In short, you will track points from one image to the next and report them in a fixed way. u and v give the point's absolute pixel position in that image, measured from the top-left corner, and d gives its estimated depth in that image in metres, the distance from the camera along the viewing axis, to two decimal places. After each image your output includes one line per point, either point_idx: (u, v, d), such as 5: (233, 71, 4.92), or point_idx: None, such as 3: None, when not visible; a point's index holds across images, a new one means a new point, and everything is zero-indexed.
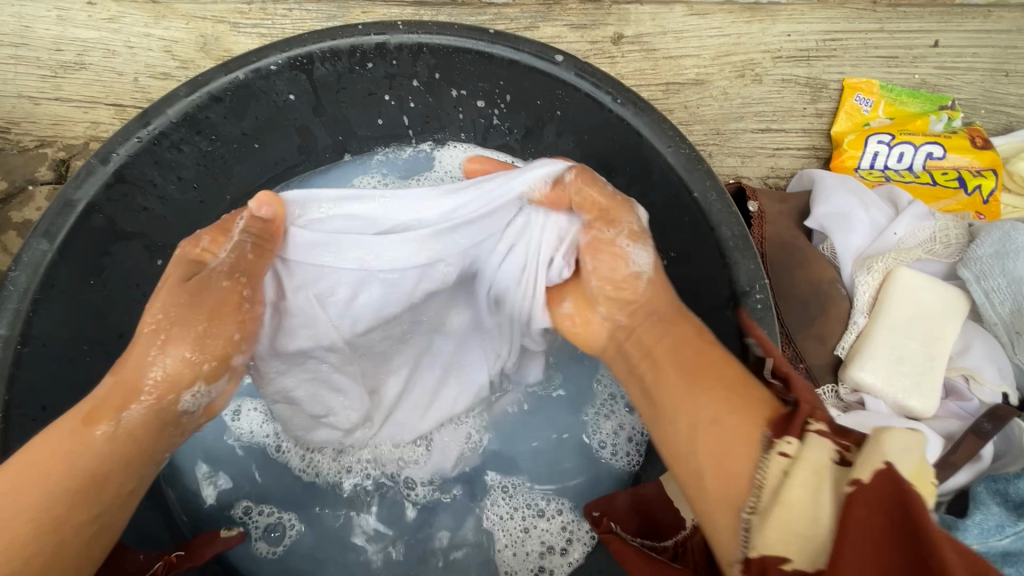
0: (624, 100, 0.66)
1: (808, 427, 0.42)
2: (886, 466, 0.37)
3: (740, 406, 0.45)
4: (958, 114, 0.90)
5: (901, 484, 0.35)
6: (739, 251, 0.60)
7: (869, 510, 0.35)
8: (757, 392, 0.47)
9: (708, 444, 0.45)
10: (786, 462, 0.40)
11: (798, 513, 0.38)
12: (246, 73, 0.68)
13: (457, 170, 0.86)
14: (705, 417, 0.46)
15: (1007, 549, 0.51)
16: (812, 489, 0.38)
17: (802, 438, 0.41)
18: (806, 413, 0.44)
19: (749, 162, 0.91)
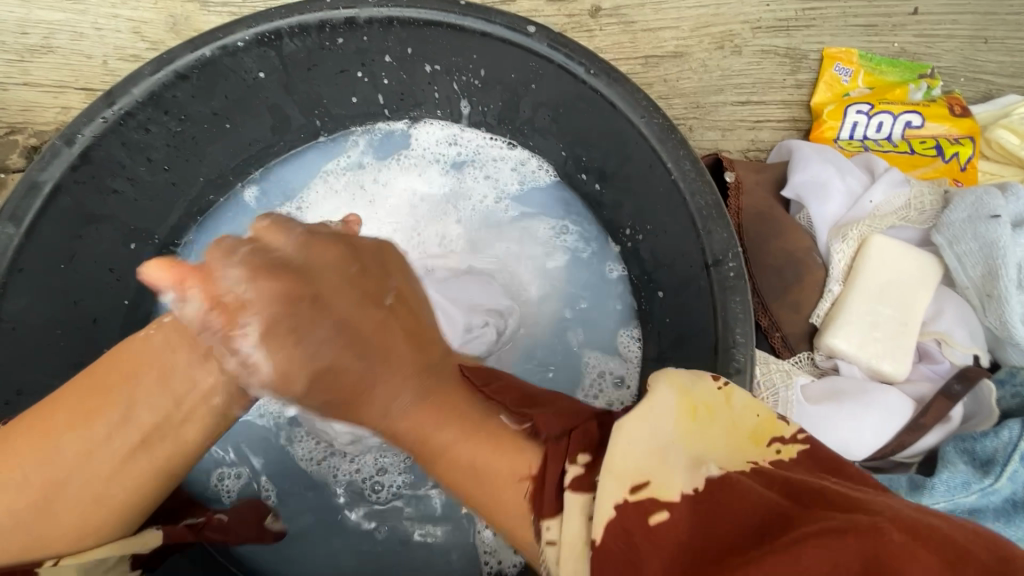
0: (598, 71, 0.66)
1: (566, 484, 0.40)
2: (626, 497, 0.36)
3: (499, 458, 0.44)
4: (937, 82, 0.89)
5: (646, 516, 0.36)
6: (712, 221, 0.60)
7: (619, 536, 0.35)
8: (515, 442, 0.44)
9: (464, 468, 0.44)
10: (556, 549, 0.39)
11: (576, 539, 0.38)
12: (211, 50, 0.66)
13: (434, 147, 0.86)
14: (464, 472, 0.44)
15: (973, 506, 0.55)
16: (582, 562, 0.37)
17: (558, 515, 0.39)
18: (556, 456, 0.41)
19: (729, 136, 0.90)
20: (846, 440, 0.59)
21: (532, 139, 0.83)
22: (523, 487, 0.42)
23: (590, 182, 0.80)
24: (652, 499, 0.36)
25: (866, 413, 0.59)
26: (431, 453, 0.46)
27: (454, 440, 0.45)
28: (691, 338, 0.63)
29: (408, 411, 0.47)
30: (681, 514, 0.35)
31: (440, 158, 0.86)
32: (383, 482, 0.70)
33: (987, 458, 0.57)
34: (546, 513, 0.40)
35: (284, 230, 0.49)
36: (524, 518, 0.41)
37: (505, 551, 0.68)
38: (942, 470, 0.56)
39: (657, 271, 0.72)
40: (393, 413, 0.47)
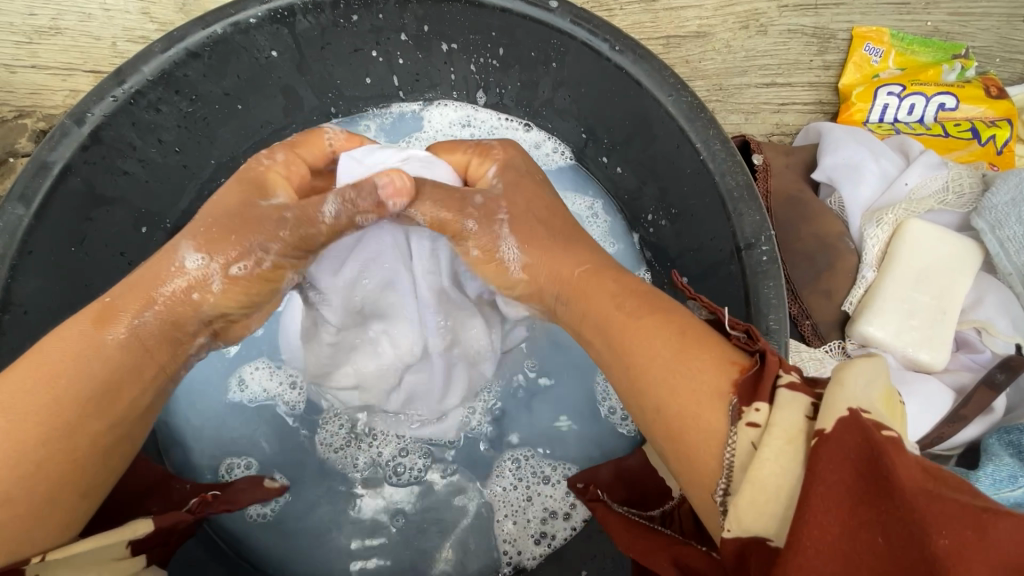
0: (622, 48, 0.63)
1: (781, 383, 0.35)
2: (858, 411, 0.31)
3: (699, 362, 0.38)
4: (972, 62, 0.86)
5: (881, 430, 0.30)
6: (744, 202, 0.57)
7: (840, 461, 0.29)
8: (709, 342, 0.39)
9: (657, 372, 0.39)
10: (758, 433, 0.34)
11: (770, 484, 0.31)
12: (224, 27, 0.64)
13: (448, 129, 0.83)
14: (662, 363, 0.39)
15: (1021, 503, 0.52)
16: (787, 461, 0.31)
17: (772, 403, 0.34)
18: (776, 362, 0.36)
19: (753, 119, 0.87)
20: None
21: (551, 121, 0.80)
22: (729, 401, 0.36)
23: (611, 165, 0.77)
24: (883, 434, 0.30)
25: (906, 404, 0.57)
26: (641, 376, 0.40)
27: (636, 330, 0.42)
28: None
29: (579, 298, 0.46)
30: (912, 463, 0.29)
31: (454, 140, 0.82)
32: (405, 463, 0.70)
33: None
34: (757, 398, 0.35)
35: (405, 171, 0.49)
36: (722, 421, 0.35)
37: (525, 542, 0.67)
38: (986, 463, 0.54)
39: (681, 257, 0.69)
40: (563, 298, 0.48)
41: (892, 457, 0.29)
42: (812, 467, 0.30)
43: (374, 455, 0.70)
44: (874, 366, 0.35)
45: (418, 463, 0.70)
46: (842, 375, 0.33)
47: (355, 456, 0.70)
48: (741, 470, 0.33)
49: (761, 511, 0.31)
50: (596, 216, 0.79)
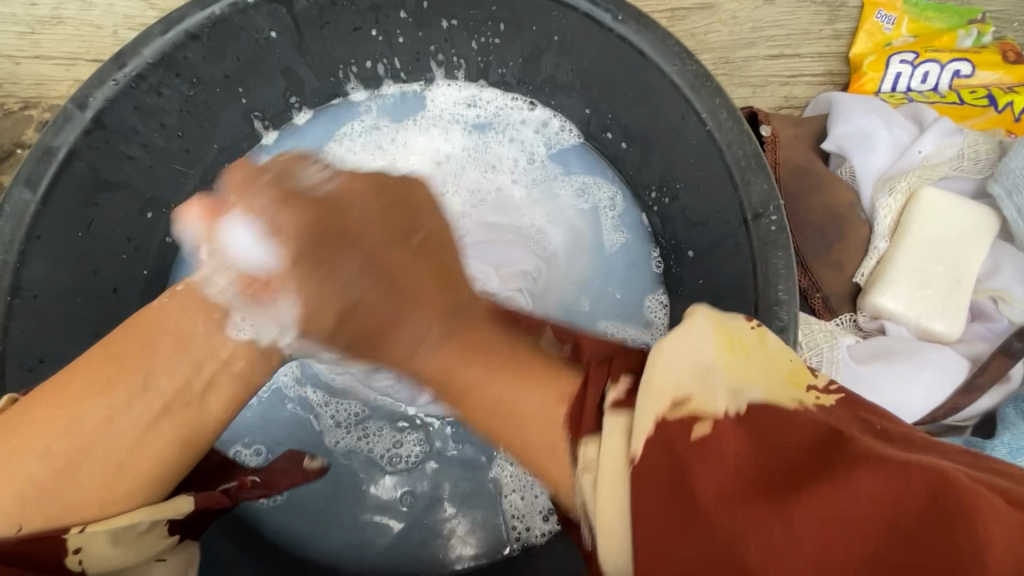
0: (625, 17, 0.62)
1: (606, 404, 0.37)
2: (667, 416, 0.34)
3: (535, 393, 0.41)
4: (989, 27, 0.83)
5: (690, 431, 0.33)
6: (751, 172, 0.56)
7: (654, 484, 0.32)
8: (542, 375, 0.42)
9: (486, 406, 0.42)
10: (593, 474, 0.35)
11: (612, 525, 0.33)
12: (222, 7, 0.64)
13: (453, 109, 0.83)
14: (491, 415, 0.42)
15: None
16: (619, 496, 0.33)
17: (599, 430, 0.36)
18: (602, 373, 0.39)
19: (761, 92, 0.86)
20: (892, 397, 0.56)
21: (554, 98, 0.79)
22: (562, 442, 0.38)
23: (616, 141, 0.76)
24: (688, 441, 0.32)
25: (918, 374, 0.56)
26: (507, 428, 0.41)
27: (468, 372, 0.44)
28: (728, 297, 0.60)
29: (432, 353, 0.47)
30: (732, 439, 0.32)
31: (460, 121, 0.82)
32: (401, 452, 0.70)
33: None
34: (584, 432, 0.37)
35: (252, 197, 0.51)
36: (565, 466, 0.38)
37: (533, 518, 0.67)
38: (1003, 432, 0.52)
39: (686, 232, 0.69)
40: (425, 349, 0.47)
41: (690, 468, 0.31)
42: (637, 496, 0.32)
43: (375, 445, 0.70)
44: (686, 337, 0.37)
45: (417, 446, 0.70)
46: (665, 341, 0.38)
47: (360, 441, 0.70)
48: (591, 508, 0.35)
49: (614, 545, 0.33)
50: (615, 207, 0.78)
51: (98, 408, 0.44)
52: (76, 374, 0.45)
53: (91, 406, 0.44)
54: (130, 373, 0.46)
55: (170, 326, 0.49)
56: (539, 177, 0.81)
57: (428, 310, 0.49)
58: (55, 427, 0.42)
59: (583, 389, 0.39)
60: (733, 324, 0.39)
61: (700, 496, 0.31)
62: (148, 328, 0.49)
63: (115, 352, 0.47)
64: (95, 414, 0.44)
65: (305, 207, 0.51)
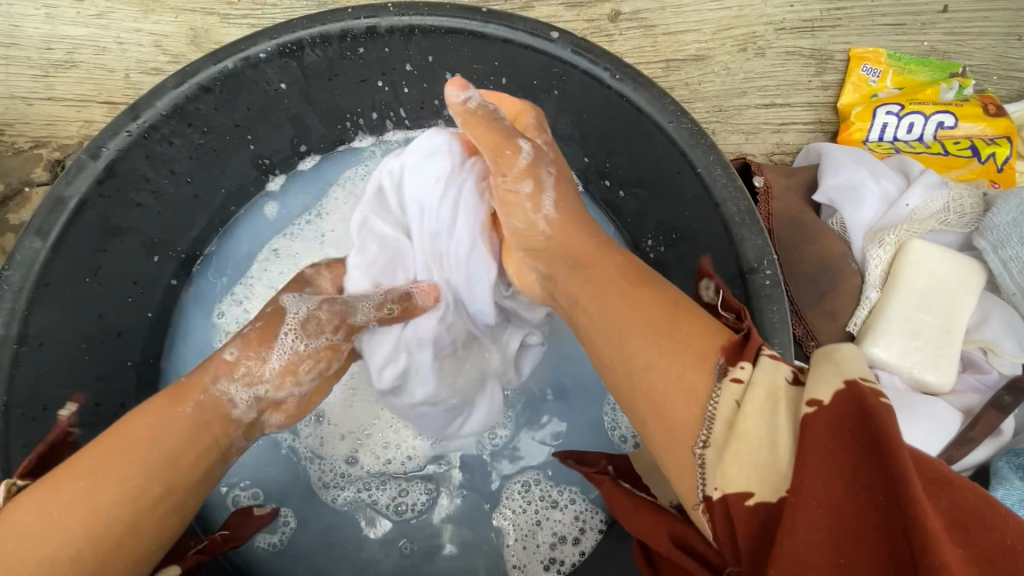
0: (623, 76, 0.64)
1: (765, 350, 0.36)
2: (855, 379, 0.32)
3: (679, 325, 0.39)
4: (969, 81, 0.86)
5: (878, 395, 0.31)
6: (746, 227, 0.58)
7: (828, 428, 0.30)
8: (695, 320, 0.39)
9: (652, 355, 0.38)
10: (741, 388, 0.34)
11: (755, 438, 0.32)
12: (234, 62, 0.66)
13: None
14: (647, 327, 0.40)
15: None
16: (766, 415, 0.32)
17: (756, 362, 0.35)
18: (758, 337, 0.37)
19: (754, 139, 0.89)
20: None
21: None
22: (714, 360, 0.36)
23: (613, 188, 0.78)
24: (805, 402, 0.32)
25: (914, 428, 0.57)
26: (634, 363, 0.39)
27: (655, 339, 0.39)
28: None
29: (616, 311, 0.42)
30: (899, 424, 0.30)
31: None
32: (405, 500, 0.70)
33: None
34: (742, 357, 0.35)
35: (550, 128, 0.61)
36: (709, 376, 0.35)
37: (534, 567, 0.66)
38: (997, 486, 0.53)
39: (683, 278, 0.70)
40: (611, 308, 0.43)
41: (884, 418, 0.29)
42: (806, 432, 0.30)
43: (377, 493, 0.70)
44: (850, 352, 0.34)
45: (422, 492, 0.70)
46: (824, 351, 0.35)
47: (360, 488, 0.70)
48: (725, 423, 0.33)
49: (741, 461, 0.31)
50: None
51: (114, 499, 0.45)
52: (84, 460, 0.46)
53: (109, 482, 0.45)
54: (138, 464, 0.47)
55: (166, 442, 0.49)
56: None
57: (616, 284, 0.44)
58: (58, 501, 0.44)
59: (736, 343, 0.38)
60: None
61: (887, 436, 0.29)
62: (148, 418, 0.50)
63: (130, 431, 0.49)
64: (120, 489, 0.46)
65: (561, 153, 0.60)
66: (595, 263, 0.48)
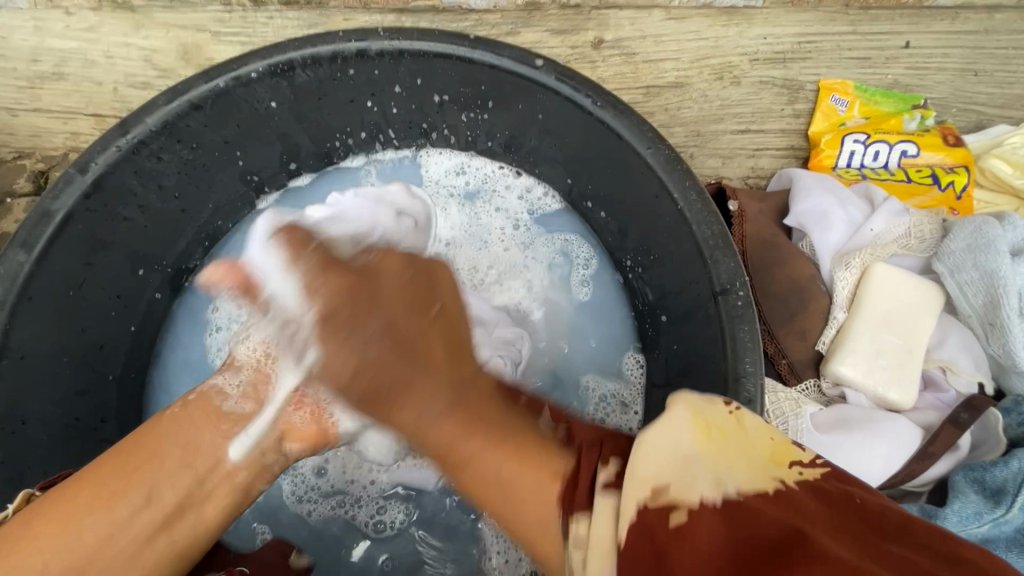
0: (604, 103, 0.67)
1: (597, 485, 0.41)
2: (647, 500, 0.37)
3: (524, 470, 0.44)
4: (930, 112, 0.91)
5: (668, 521, 0.35)
6: (719, 250, 0.61)
7: (632, 555, 0.35)
8: (542, 448, 0.45)
9: (490, 476, 0.45)
10: (583, 551, 0.39)
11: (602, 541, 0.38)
12: (225, 81, 0.67)
13: (446, 177, 0.87)
14: (495, 486, 0.45)
15: (986, 536, 0.54)
16: (605, 567, 0.37)
17: (590, 511, 0.40)
18: (592, 459, 0.43)
19: (730, 163, 0.93)
20: (852, 464, 0.59)
21: (537, 167, 0.84)
22: (556, 522, 0.41)
23: (595, 210, 0.80)
24: (667, 529, 0.35)
25: (875, 442, 0.59)
26: (493, 500, 0.45)
27: (496, 473, 0.45)
28: (700, 365, 0.64)
29: (440, 419, 0.49)
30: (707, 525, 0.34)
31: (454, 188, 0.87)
32: (385, 518, 0.71)
33: (998, 489, 0.55)
34: (577, 510, 0.41)
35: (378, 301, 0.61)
36: (555, 538, 0.41)
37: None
38: (954, 500, 0.55)
39: (660, 295, 0.73)
40: (426, 419, 0.50)
41: (675, 549, 0.34)
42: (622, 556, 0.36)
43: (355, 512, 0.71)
44: (671, 427, 0.41)
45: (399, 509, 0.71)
46: (648, 437, 0.41)
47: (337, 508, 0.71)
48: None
49: None
50: (588, 266, 0.83)
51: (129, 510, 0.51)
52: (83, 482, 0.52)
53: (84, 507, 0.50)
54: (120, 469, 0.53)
55: (168, 445, 0.56)
56: (526, 239, 0.85)
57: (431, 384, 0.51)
58: (85, 518, 0.49)
59: (576, 466, 0.43)
60: (714, 419, 0.41)
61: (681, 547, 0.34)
62: (152, 443, 0.55)
63: (136, 451, 0.54)
64: (95, 530, 0.49)
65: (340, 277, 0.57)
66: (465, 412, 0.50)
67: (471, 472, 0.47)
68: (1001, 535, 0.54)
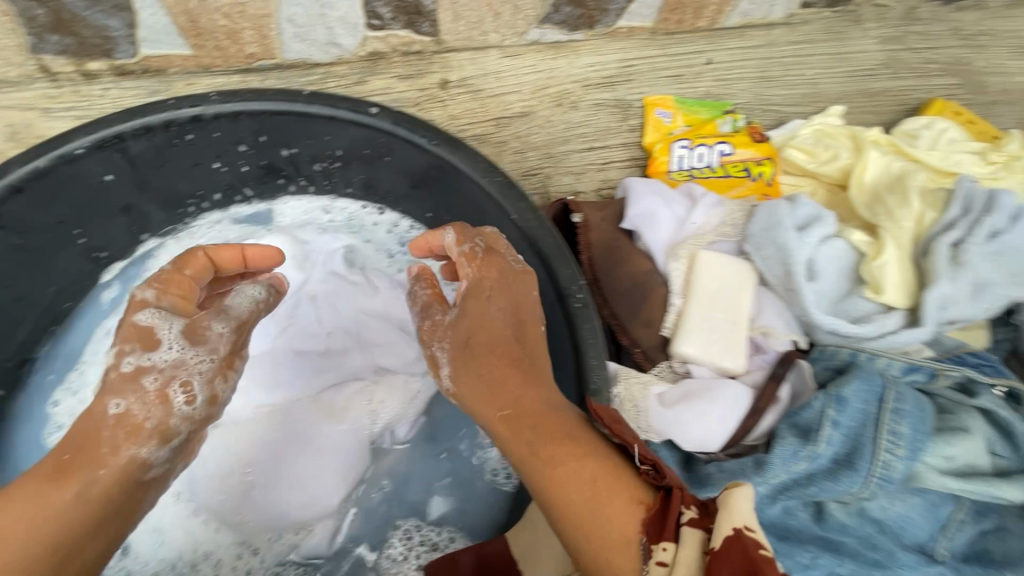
0: (440, 141, 0.72)
1: (683, 521, 0.48)
2: (741, 529, 0.46)
3: (615, 493, 0.51)
4: (739, 115, 1.06)
5: (758, 545, 0.44)
6: (556, 259, 0.67)
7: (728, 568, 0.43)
8: (620, 476, 0.52)
9: (577, 488, 0.51)
10: (666, 569, 0.47)
11: None
12: (46, 161, 0.65)
13: (306, 215, 0.88)
14: (583, 496, 0.51)
15: (806, 471, 0.63)
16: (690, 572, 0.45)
17: (677, 542, 0.47)
18: (677, 500, 0.50)
19: (582, 179, 1.04)
20: (696, 434, 0.67)
21: (399, 204, 0.87)
22: (636, 541, 0.49)
23: None
24: (757, 550, 0.44)
25: (711, 407, 0.67)
26: (573, 515, 0.51)
27: (562, 466, 0.53)
28: (559, 368, 0.68)
29: (559, 465, 0.53)
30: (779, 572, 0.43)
31: (314, 224, 0.88)
32: None
33: (808, 427, 0.64)
34: (664, 538, 0.48)
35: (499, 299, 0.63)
36: (637, 562, 0.48)
37: None
38: (775, 445, 0.64)
39: None
40: (481, 407, 0.59)
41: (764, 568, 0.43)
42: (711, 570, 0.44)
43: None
44: (746, 496, 0.49)
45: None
46: (727, 497, 0.48)
47: None
48: None
49: None
50: None
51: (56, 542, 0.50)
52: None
53: (25, 535, 0.49)
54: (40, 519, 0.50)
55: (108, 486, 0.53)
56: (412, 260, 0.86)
57: (524, 390, 0.58)
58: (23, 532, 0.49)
59: (659, 498, 0.51)
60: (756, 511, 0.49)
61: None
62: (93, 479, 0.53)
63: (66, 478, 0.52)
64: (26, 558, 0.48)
65: (500, 268, 0.64)
66: (545, 416, 0.56)
67: (558, 478, 0.52)
68: (816, 467, 0.62)
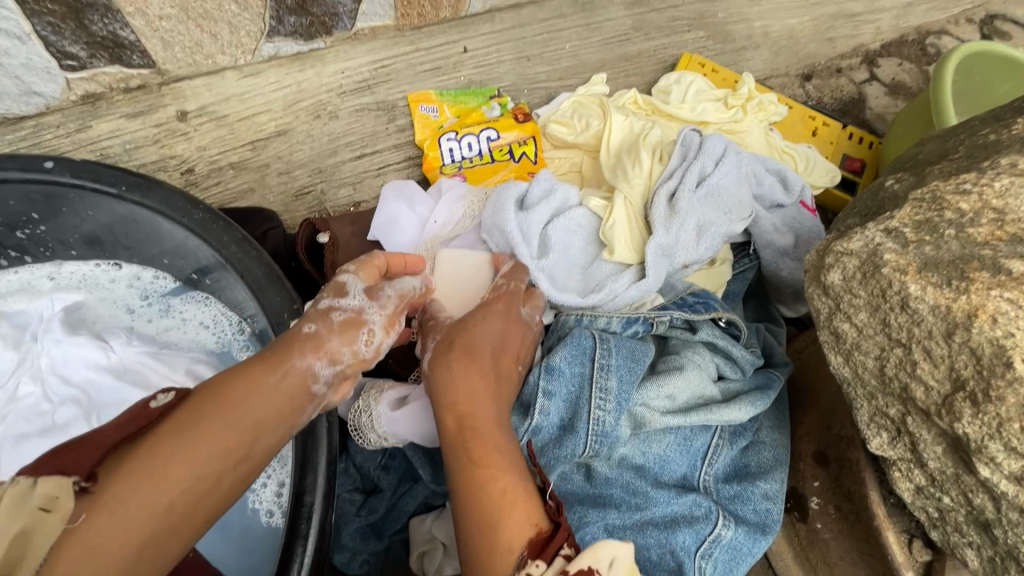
0: (129, 186, 0.68)
1: (561, 551, 0.49)
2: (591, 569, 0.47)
3: (517, 512, 0.52)
4: (504, 99, 1.08)
5: None
6: (265, 288, 0.67)
7: None
8: (528, 497, 0.54)
9: (478, 505, 0.53)
10: None
11: None
12: None
13: (23, 285, 0.80)
14: (483, 509, 0.53)
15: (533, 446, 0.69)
16: None
17: (551, 560, 0.49)
18: (563, 535, 0.51)
19: (359, 188, 1.06)
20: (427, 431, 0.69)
21: (133, 256, 0.79)
22: (518, 555, 0.50)
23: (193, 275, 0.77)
24: None
25: None
26: (470, 533, 0.52)
27: (498, 475, 0.55)
28: None
29: (473, 483, 0.55)
30: None
31: (33, 292, 0.79)
32: None
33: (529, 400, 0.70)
34: (543, 553, 0.49)
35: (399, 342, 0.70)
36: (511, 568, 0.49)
37: None
38: None
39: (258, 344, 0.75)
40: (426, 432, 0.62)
41: None
42: None
43: None
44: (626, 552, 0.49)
45: None
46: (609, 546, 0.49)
47: None
48: None
49: None
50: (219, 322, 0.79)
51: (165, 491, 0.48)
52: (101, 513, 0.45)
53: (148, 497, 0.47)
54: (235, 451, 0.52)
55: (240, 407, 0.53)
56: (162, 305, 0.81)
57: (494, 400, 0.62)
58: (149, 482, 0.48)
59: (553, 523, 0.52)
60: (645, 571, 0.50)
61: None
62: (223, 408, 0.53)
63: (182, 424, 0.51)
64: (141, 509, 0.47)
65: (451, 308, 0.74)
66: (487, 425, 0.59)
67: (479, 481, 0.55)
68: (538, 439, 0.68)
